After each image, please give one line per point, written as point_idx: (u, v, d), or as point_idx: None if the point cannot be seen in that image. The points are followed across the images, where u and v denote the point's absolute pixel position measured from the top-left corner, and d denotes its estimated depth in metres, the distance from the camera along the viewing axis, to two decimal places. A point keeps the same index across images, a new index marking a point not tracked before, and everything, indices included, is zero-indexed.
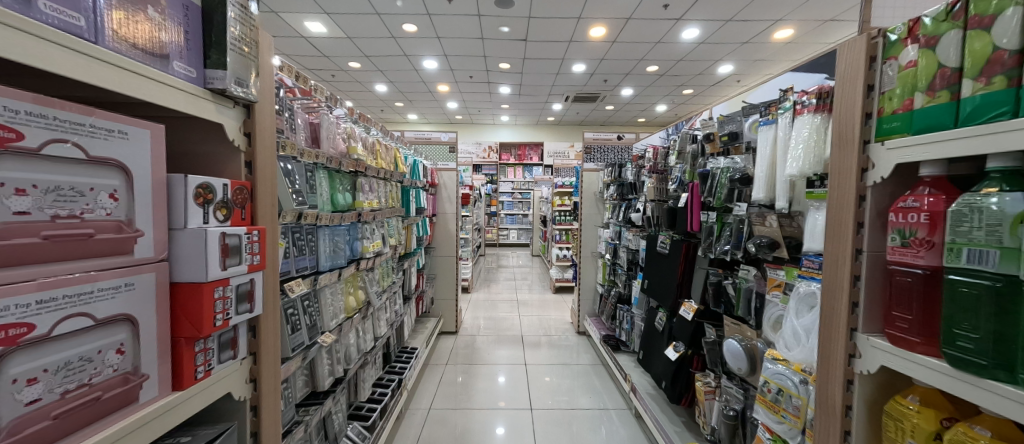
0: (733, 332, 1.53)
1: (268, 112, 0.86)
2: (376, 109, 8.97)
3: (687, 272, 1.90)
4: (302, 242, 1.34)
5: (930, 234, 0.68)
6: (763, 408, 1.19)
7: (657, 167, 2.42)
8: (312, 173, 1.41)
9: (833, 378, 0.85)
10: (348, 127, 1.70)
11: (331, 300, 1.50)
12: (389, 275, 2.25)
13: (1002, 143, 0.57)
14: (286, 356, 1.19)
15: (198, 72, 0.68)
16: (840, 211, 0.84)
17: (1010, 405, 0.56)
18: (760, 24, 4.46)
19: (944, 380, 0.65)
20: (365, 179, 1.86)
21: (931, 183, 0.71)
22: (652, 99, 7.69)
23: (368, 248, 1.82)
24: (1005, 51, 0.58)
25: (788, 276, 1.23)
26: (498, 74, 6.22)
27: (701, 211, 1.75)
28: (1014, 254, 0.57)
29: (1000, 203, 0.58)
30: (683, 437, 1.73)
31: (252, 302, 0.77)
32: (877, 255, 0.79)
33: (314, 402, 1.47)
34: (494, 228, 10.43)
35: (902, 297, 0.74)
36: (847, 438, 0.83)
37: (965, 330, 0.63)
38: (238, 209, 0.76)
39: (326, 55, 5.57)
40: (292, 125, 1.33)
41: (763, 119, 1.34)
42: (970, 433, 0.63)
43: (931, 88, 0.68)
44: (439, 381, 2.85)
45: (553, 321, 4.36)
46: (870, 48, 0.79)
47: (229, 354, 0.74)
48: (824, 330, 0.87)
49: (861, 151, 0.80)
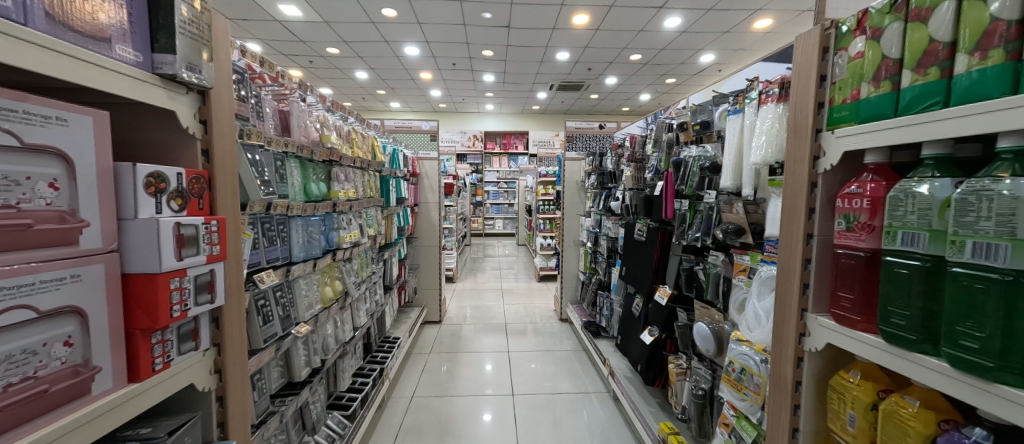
0: (702, 316, 1.58)
1: (226, 97, 0.83)
2: (356, 97, 8.74)
3: (663, 259, 1.94)
4: (272, 233, 1.31)
5: (872, 218, 0.72)
6: (728, 387, 1.26)
7: (635, 156, 2.44)
8: (282, 162, 1.38)
9: (785, 357, 0.89)
10: (321, 115, 1.66)
11: (307, 291, 1.50)
12: (369, 266, 2.23)
13: (938, 131, 0.60)
14: (257, 348, 1.19)
15: (145, 56, 0.65)
16: (793, 197, 0.87)
17: (938, 377, 0.61)
18: (741, 14, 4.50)
19: (881, 355, 0.69)
20: (340, 168, 1.84)
21: (875, 170, 0.75)
22: (636, 88, 7.72)
23: (345, 238, 1.81)
24: (940, 43, 0.61)
25: (753, 261, 1.27)
26: (482, 61, 6.13)
27: (675, 199, 1.78)
28: (940, 236, 0.62)
29: (930, 189, 0.63)
30: (657, 417, 1.80)
31: (213, 293, 0.76)
32: (826, 239, 0.82)
33: (291, 393, 1.45)
34: (480, 218, 10.44)
35: (846, 278, 0.78)
36: (796, 412, 0.87)
37: (898, 307, 0.67)
38: (195, 198, 0.74)
39: (304, 40, 5.40)
40: (259, 112, 1.29)
41: (731, 108, 1.37)
42: (901, 402, 0.69)
43: (877, 78, 0.71)
44: (422, 370, 2.88)
45: (538, 310, 4.41)
46: (823, 40, 0.82)
47: (191, 346, 0.73)
48: (778, 311, 0.92)
49: (814, 140, 0.83)
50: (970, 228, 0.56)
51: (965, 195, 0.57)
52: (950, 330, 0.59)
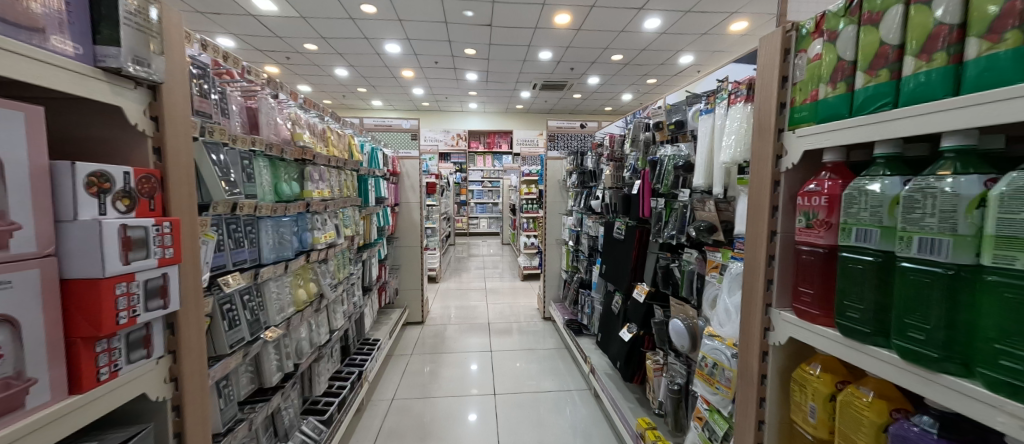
0: (678, 312, 1.61)
1: (180, 93, 0.79)
2: (337, 95, 8.57)
3: (641, 257, 1.96)
4: (240, 235, 1.27)
5: (829, 215, 0.74)
6: (702, 381, 1.28)
7: (614, 155, 2.47)
8: (250, 161, 1.33)
9: (751, 351, 0.91)
10: (292, 113, 1.61)
11: (278, 293, 1.46)
12: (346, 267, 2.18)
13: (887, 131, 0.62)
14: (222, 353, 1.15)
15: (85, 48, 0.62)
16: (758, 195, 0.89)
17: (888, 368, 0.63)
18: (718, 16, 4.60)
19: (837, 347, 0.71)
20: (314, 167, 1.79)
21: (832, 169, 0.77)
22: (618, 88, 7.81)
23: (320, 239, 1.76)
24: (889, 46, 0.63)
25: (724, 258, 1.29)
26: (464, 59, 6.08)
27: (651, 198, 1.81)
28: (890, 233, 0.64)
29: (882, 187, 0.65)
30: (635, 412, 1.82)
31: (166, 298, 0.72)
32: (788, 236, 0.85)
33: (261, 399, 1.41)
34: (464, 217, 10.37)
35: (806, 274, 0.81)
36: (762, 404, 0.89)
37: (852, 301, 0.70)
38: (145, 199, 0.70)
39: (280, 36, 5.25)
40: (224, 109, 1.25)
41: (704, 108, 1.39)
42: (856, 393, 0.72)
43: (833, 80, 0.73)
44: (403, 372, 2.84)
45: (521, 308, 4.42)
46: (785, 41, 0.84)
47: (142, 354, 0.70)
48: (744, 307, 0.93)
49: (777, 139, 0.85)
50: (916, 224, 0.59)
51: (911, 193, 0.60)
52: (899, 323, 0.62)
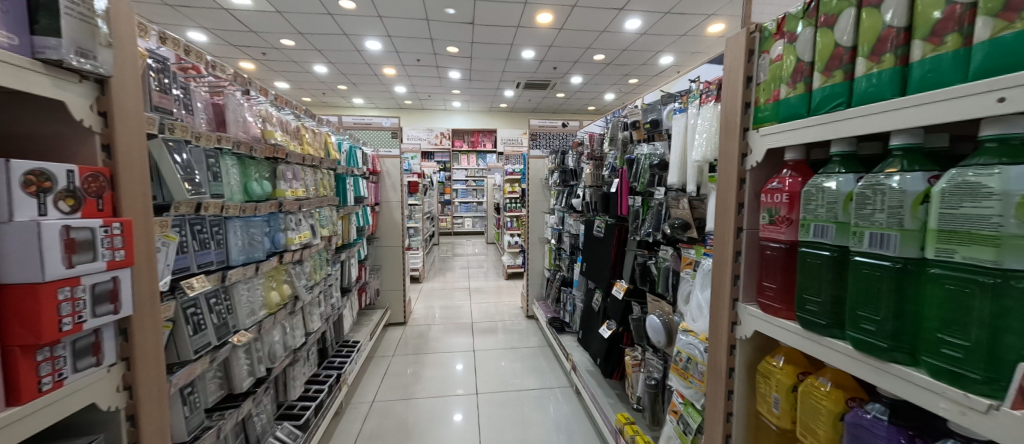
0: (654, 308, 1.63)
1: (132, 88, 0.75)
2: (316, 92, 8.37)
3: (620, 254, 1.99)
4: (205, 236, 1.22)
5: (789, 212, 0.76)
6: (677, 376, 1.31)
7: (594, 154, 2.49)
8: (215, 159, 1.28)
9: (720, 345, 0.93)
10: (262, 110, 1.56)
11: (248, 296, 1.42)
12: (323, 268, 2.13)
13: (841, 130, 0.65)
14: (187, 359, 1.10)
15: (22, 39, 0.58)
16: (725, 193, 0.91)
17: (843, 359, 0.65)
18: (696, 18, 4.69)
19: (797, 340, 0.74)
20: (287, 166, 1.74)
21: (793, 167, 0.80)
22: (601, 87, 7.88)
23: (294, 240, 1.71)
24: (844, 48, 0.66)
25: (697, 254, 1.32)
26: (447, 57, 6.03)
27: (629, 196, 1.83)
28: (845, 228, 0.66)
29: (837, 184, 0.68)
30: (615, 408, 1.85)
31: (117, 302, 0.69)
32: (753, 232, 0.87)
33: (231, 405, 1.36)
34: (449, 216, 10.30)
35: (769, 269, 0.83)
36: (730, 397, 0.91)
37: (811, 294, 0.72)
38: (93, 199, 0.66)
39: (255, 31, 5.10)
40: (187, 105, 1.19)
41: (678, 107, 1.41)
42: (816, 383, 0.74)
43: (793, 80, 0.75)
44: (385, 374, 2.80)
45: (505, 307, 4.41)
46: (749, 42, 0.86)
47: (90, 362, 0.66)
48: (713, 302, 0.95)
49: (742, 138, 0.87)
50: (867, 219, 0.61)
51: (863, 190, 0.62)
52: (853, 315, 0.64)
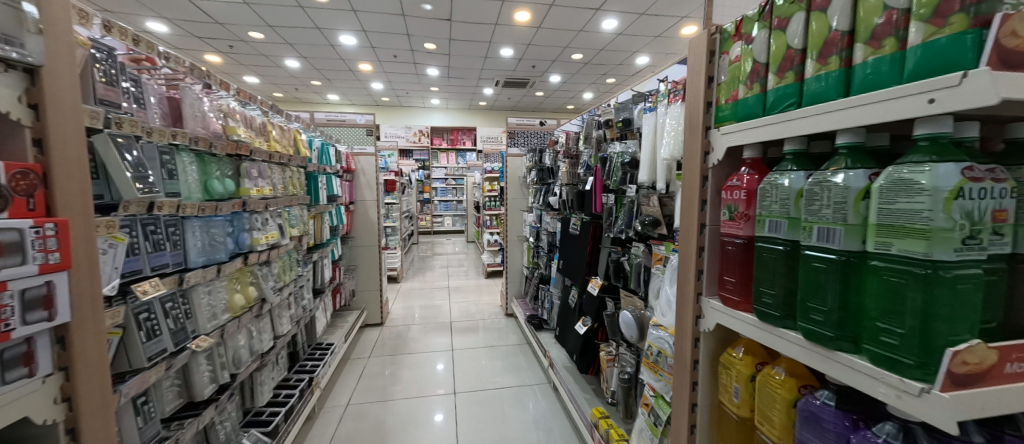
0: (627, 304, 1.66)
1: (69, 78, 0.70)
2: (288, 88, 8.09)
3: (595, 251, 2.01)
4: (160, 237, 1.16)
5: (748, 208, 0.79)
6: (648, 369, 1.34)
7: (570, 152, 2.51)
8: (170, 156, 1.21)
9: (685, 338, 0.96)
10: (223, 104, 1.49)
11: (208, 300, 1.36)
12: (293, 269, 2.07)
13: (792, 129, 0.67)
14: (140, 367, 1.05)
15: None
16: (689, 190, 0.93)
17: (795, 349, 0.68)
18: (670, 20, 4.80)
19: (755, 331, 0.77)
20: (252, 163, 1.67)
21: (751, 165, 0.82)
22: (580, 86, 7.96)
23: (260, 240, 1.65)
24: (794, 50, 0.68)
25: (667, 250, 1.35)
26: (424, 54, 5.94)
27: (602, 194, 1.85)
28: (796, 223, 0.69)
29: (789, 181, 0.71)
30: (590, 403, 1.88)
31: (51, 309, 0.64)
32: (715, 228, 0.90)
33: (192, 414, 1.30)
34: (428, 215, 10.16)
35: (729, 263, 0.86)
36: (695, 388, 0.94)
37: (766, 288, 0.75)
38: (23, 198, 0.61)
39: (221, 22, 4.87)
40: (138, 99, 1.13)
41: (648, 106, 1.44)
42: (771, 373, 0.77)
43: (749, 81, 0.78)
44: (360, 376, 2.74)
45: (484, 306, 4.40)
46: (710, 43, 0.88)
47: (21, 373, 0.62)
48: (679, 296, 0.98)
49: (705, 136, 0.89)
50: (816, 215, 0.64)
51: (813, 186, 0.65)
52: (804, 306, 0.67)
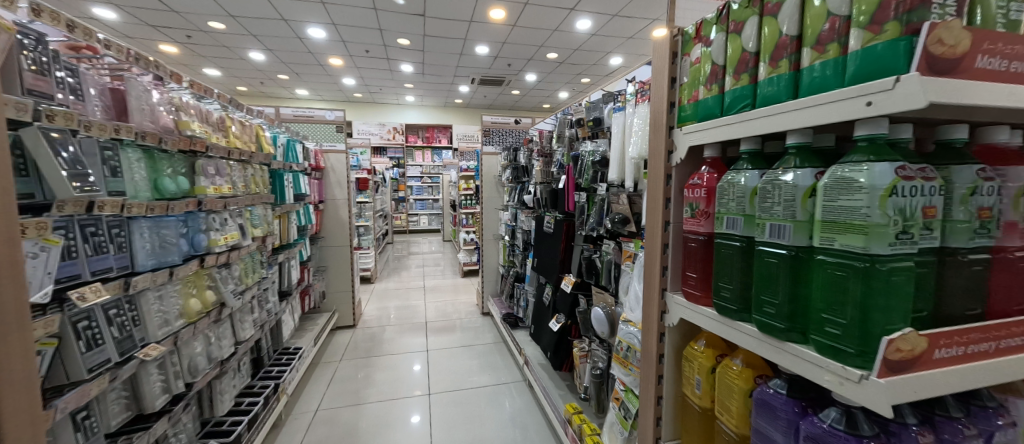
0: (599, 300, 1.69)
1: None
2: (253, 81, 7.71)
3: (568, 249, 2.04)
4: (102, 239, 1.07)
5: (707, 206, 0.82)
6: (618, 364, 1.36)
7: (544, 151, 2.52)
8: (113, 152, 1.13)
9: (651, 333, 0.98)
10: (175, 97, 1.40)
11: (160, 306, 1.28)
12: (257, 271, 1.97)
13: (747, 129, 0.70)
14: (79, 379, 0.97)
15: None
16: (654, 187, 0.96)
17: (750, 340, 0.71)
18: (642, 22, 4.92)
19: (715, 325, 0.79)
20: (208, 160, 1.58)
21: (711, 164, 0.85)
22: (555, 85, 8.03)
23: (218, 241, 1.56)
24: (748, 53, 0.71)
25: (635, 247, 1.38)
26: (397, 50, 5.81)
27: (575, 192, 1.88)
28: (750, 220, 0.73)
29: (745, 180, 0.74)
30: (564, 399, 1.90)
31: None
32: (678, 225, 0.92)
33: (141, 427, 1.21)
34: (402, 214, 9.96)
35: (691, 259, 0.89)
36: (660, 381, 0.97)
37: (725, 282, 0.78)
38: None
39: (177, 10, 4.58)
40: (77, 90, 1.04)
41: (617, 106, 1.47)
42: (730, 364, 0.81)
43: (709, 82, 0.81)
44: (331, 380, 2.66)
45: (460, 305, 4.37)
46: (673, 45, 0.91)
47: None
48: (646, 292, 1.00)
49: (668, 136, 0.92)
50: (767, 212, 0.67)
51: (766, 183, 0.67)
52: (758, 299, 0.70)
